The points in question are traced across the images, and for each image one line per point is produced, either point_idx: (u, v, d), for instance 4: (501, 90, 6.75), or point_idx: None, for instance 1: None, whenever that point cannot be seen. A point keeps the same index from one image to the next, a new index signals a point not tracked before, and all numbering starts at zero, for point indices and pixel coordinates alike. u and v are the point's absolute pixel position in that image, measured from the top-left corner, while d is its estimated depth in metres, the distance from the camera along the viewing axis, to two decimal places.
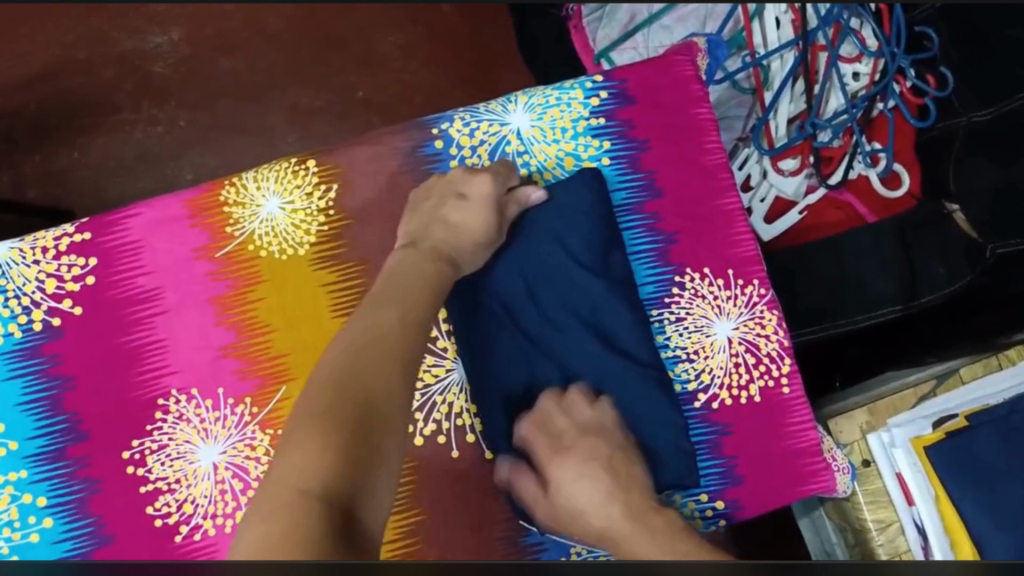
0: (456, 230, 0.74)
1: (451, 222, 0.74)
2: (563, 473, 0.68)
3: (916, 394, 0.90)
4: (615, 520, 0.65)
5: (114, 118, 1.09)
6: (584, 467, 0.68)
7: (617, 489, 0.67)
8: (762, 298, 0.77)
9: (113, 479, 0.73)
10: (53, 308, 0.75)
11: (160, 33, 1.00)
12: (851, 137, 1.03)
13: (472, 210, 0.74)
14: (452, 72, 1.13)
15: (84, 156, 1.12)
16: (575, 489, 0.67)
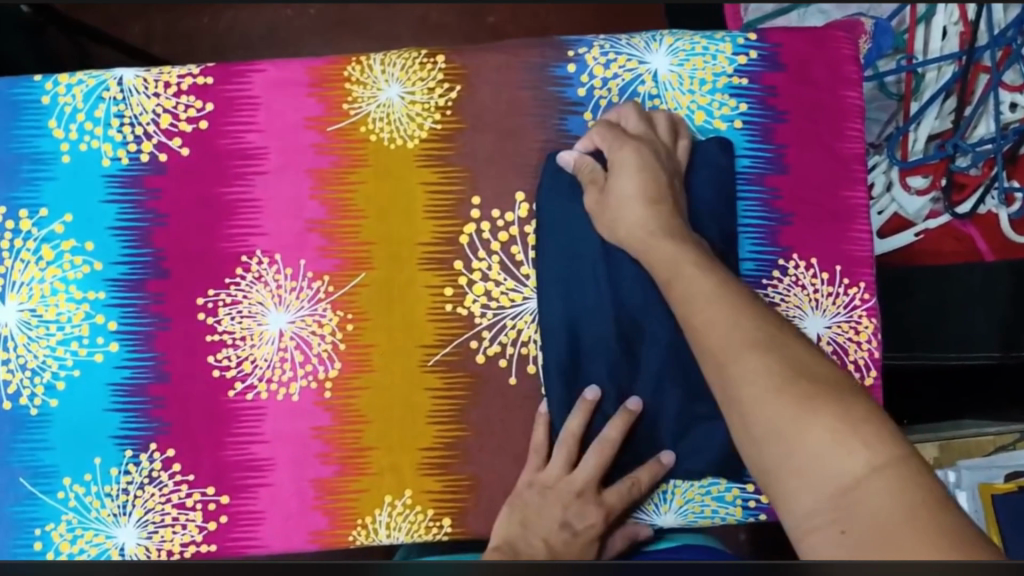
0: (570, 554, 0.66)
1: (560, 548, 0.66)
2: (625, 163, 0.70)
3: (994, 443, 0.85)
4: (655, 217, 0.68)
5: None
6: (649, 163, 0.70)
7: (664, 194, 0.70)
8: (863, 302, 0.74)
9: (183, 322, 0.75)
10: (162, 143, 0.76)
11: None
12: (990, 169, 0.96)
13: (586, 532, 0.67)
14: (582, 16, 1.10)
15: (212, 23, 1.13)
16: (630, 175, 0.70)
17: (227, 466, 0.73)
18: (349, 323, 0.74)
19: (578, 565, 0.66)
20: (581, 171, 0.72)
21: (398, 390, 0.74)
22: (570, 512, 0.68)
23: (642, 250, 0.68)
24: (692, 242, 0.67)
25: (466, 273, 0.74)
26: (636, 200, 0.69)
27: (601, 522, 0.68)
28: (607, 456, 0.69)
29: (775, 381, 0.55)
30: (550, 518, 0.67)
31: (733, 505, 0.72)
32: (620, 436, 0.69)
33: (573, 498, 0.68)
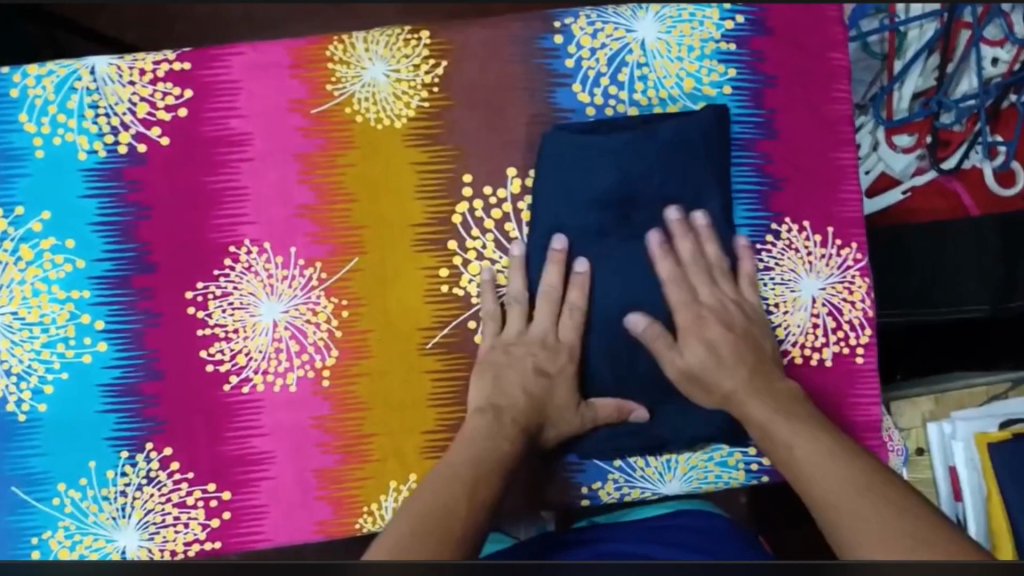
0: (552, 400, 0.72)
1: (541, 394, 0.72)
2: (695, 329, 0.72)
3: (986, 394, 0.88)
4: (742, 385, 0.71)
5: None
6: (724, 327, 0.72)
7: (750, 357, 0.72)
8: (857, 263, 0.74)
9: (173, 317, 0.73)
10: (140, 134, 0.73)
11: None
12: (974, 124, 0.96)
13: (562, 374, 0.72)
14: None
15: None
16: (700, 349, 0.72)
17: (227, 462, 0.72)
18: (344, 309, 0.73)
19: (561, 405, 0.72)
20: (676, 233, 0.73)
21: (398, 375, 0.73)
22: (542, 355, 0.72)
23: (739, 407, 0.71)
24: (791, 396, 0.70)
25: (461, 254, 0.73)
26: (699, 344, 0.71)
27: (570, 364, 0.72)
28: (555, 302, 0.72)
29: (909, 544, 0.61)
30: (523, 368, 0.72)
31: (735, 470, 0.73)
32: (583, 300, 0.72)
33: (539, 344, 0.72)
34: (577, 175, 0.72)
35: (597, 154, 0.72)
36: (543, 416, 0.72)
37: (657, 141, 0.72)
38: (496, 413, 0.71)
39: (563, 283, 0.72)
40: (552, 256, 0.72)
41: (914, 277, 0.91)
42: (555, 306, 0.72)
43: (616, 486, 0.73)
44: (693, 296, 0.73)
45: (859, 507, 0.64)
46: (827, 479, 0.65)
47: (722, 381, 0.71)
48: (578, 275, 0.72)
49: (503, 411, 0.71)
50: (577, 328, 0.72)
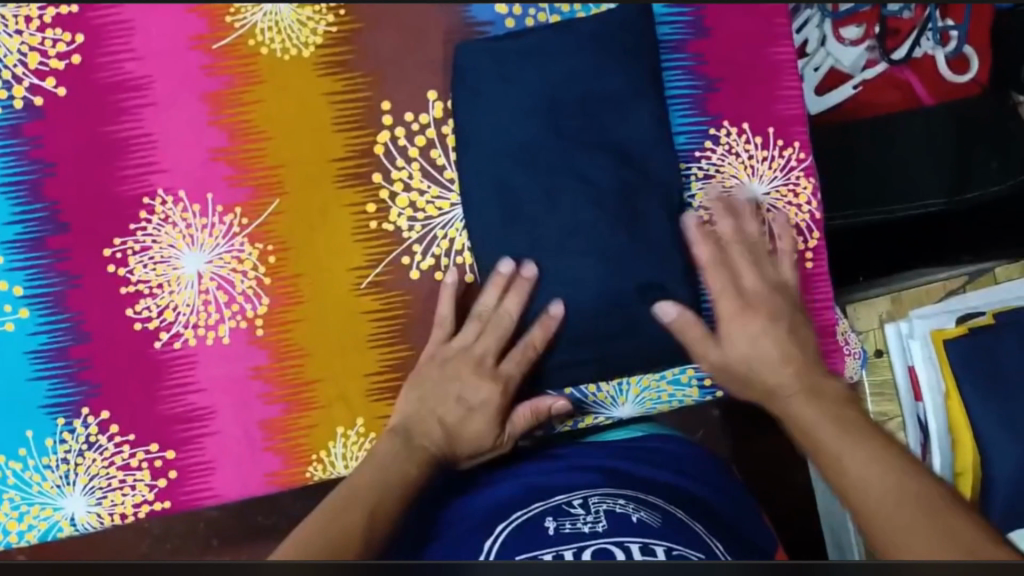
0: (465, 433, 0.66)
1: (457, 423, 0.66)
2: (739, 327, 0.69)
3: (945, 289, 0.83)
4: (788, 383, 0.67)
5: None
6: (766, 325, 0.68)
7: (793, 354, 0.68)
8: (799, 163, 0.72)
9: (93, 276, 0.70)
10: (35, 86, 0.68)
11: None
12: (922, 10, 0.91)
13: (484, 407, 0.67)
14: None
15: None
16: (755, 347, 0.68)
17: (167, 420, 0.70)
18: (271, 255, 0.70)
19: (471, 439, 0.66)
20: (699, 240, 0.69)
21: (335, 318, 0.70)
22: (467, 385, 0.68)
23: (781, 409, 0.66)
24: (840, 398, 0.66)
25: (387, 186, 0.70)
26: (760, 353, 0.68)
27: (498, 396, 0.68)
28: (501, 331, 0.68)
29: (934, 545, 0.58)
30: (443, 395, 0.68)
31: (688, 386, 0.70)
32: (544, 341, 0.68)
33: (471, 367, 0.67)
34: (489, 86, 0.68)
35: (503, 74, 0.68)
36: (461, 450, 0.66)
37: (576, 48, 0.68)
38: (407, 438, 0.66)
39: (522, 311, 0.67)
40: (496, 278, 0.68)
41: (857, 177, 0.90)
42: (502, 338, 0.68)
43: (571, 414, 0.69)
44: (735, 281, 0.69)
45: (902, 524, 0.59)
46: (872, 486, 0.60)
47: (765, 375, 0.67)
48: (524, 278, 0.68)
49: (414, 435, 0.66)
50: (518, 364, 0.68)
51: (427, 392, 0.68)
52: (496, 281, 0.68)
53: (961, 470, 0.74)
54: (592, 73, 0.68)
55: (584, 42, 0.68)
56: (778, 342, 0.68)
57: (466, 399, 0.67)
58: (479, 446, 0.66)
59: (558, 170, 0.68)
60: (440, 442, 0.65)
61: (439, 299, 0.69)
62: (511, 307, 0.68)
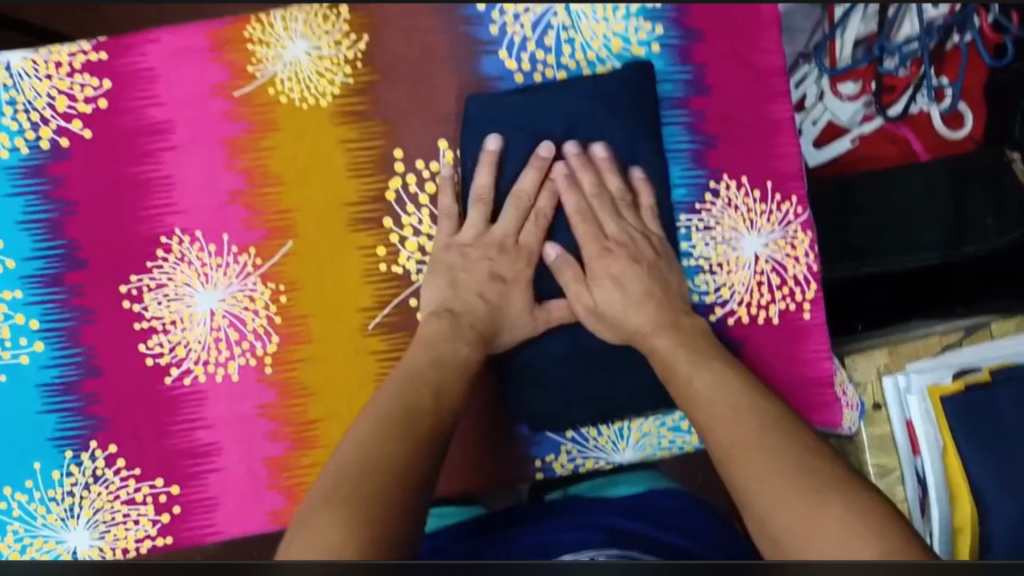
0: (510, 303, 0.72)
1: (499, 298, 0.72)
2: (603, 268, 0.73)
3: (940, 343, 0.85)
4: (652, 319, 0.72)
5: None
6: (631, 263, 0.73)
7: (654, 290, 0.73)
8: (797, 217, 0.74)
9: (108, 311, 0.72)
10: (62, 128, 0.71)
11: None
12: (918, 68, 0.94)
13: (518, 276, 0.73)
14: None
15: None
16: (608, 288, 0.72)
17: (174, 455, 0.72)
18: (282, 295, 0.72)
19: (516, 308, 0.72)
20: (569, 189, 0.73)
21: (342, 357, 0.72)
22: (498, 259, 0.73)
23: (646, 344, 0.71)
24: (699, 331, 0.72)
25: (396, 230, 0.72)
26: (626, 300, 0.72)
27: (526, 267, 0.73)
28: (524, 207, 0.72)
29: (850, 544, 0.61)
30: (478, 273, 0.72)
31: (688, 433, 0.71)
32: (573, 202, 0.73)
33: (495, 248, 0.72)
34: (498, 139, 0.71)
35: (524, 127, 0.72)
36: (502, 315, 0.71)
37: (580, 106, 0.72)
38: (451, 317, 0.71)
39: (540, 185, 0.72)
40: (535, 161, 0.72)
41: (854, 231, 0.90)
42: (525, 209, 0.72)
43: (569, 458, 0.73)
44: (600, 228, 0.73)
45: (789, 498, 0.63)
46: (723, 422, 0.67)
47: (629, 317, 0.72)
48: (543, 156, 0.72)
49: (458, 313, 0.72)
50: (559, 244, 0.73)
51: (460, 267, 0.72)
52: (536, 160, 0.72)
53: (958, 527, 0.76)
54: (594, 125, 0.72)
55: (588, 98, 0.72)
56: (641, 280, 0.73)
57: (501, 274, 0.73)
58: (518, 319, 0.71)
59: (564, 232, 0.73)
60: (481, 316, 0.71)
61: (476, 166, 0.72)
62: (542, 183, 0.72)
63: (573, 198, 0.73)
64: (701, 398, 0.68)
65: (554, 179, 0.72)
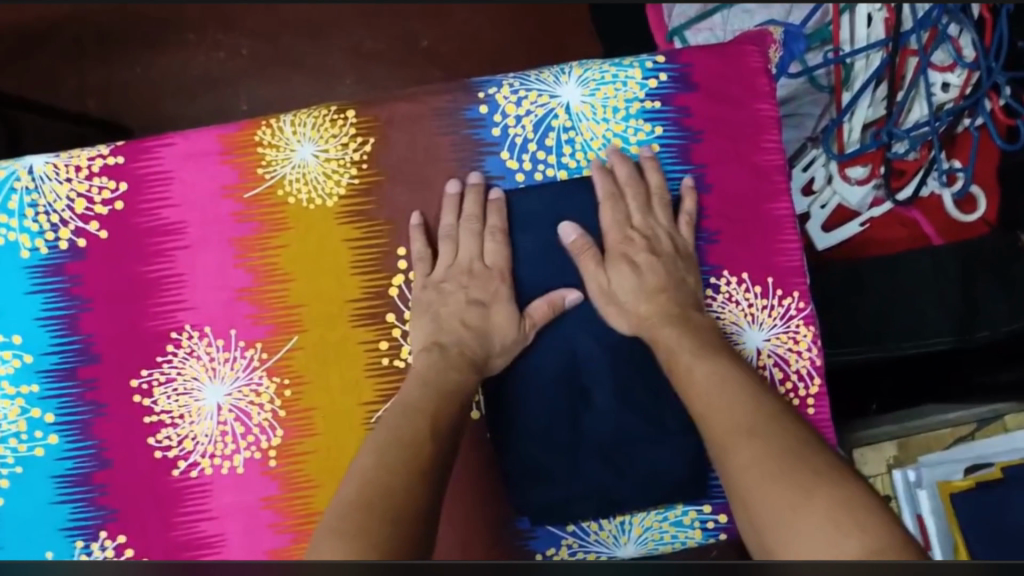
0: (491, 325, 0.72)
1: (481, 322, 0.72)
2: (621, 255, 0.74)
3: (953, 436, 0.88)
4: (658, 311, 0.71)
5: (177, 37, 1.07)
6: (649, 257, 0.73)
7: (668, 286, 0.72)
8: (799, 312, 0.74)
9: (120, 405, 0.73)
10: (80, 229, 0.74)
11: None
12: (928, 152, 0.97)
13: (496, 297, 0.73)
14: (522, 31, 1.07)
15: (145, 73, 1.08)
16: (618, 277, 0.73)
17: (179, 547, 0.72)
18: (287, 389, 0.73)
19: (499, 326, 0.72)
20: (603, 176, 0.74)
21: (343, 450, 0.73)
22: (472, 287, 0.74)
23: (653, 335, 0.70)
24: (706, 326, 0.70)
25: (400, 325, 0.74)
26: (638, 293, 0.72)
27: (502, 283, 0.74)
28: (476, 229, 0.74)
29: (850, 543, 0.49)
30: (456, 303, 0.73)
31: (691, 529, 0.72)
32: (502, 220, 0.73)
33: (466, 275, 0.74)
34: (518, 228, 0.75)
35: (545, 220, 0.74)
36: (491, 338, 0.72)
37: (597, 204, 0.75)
38: (441, 351, 0.71)
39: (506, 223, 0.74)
40: (448, 199, 0.74)
41: (864, 314, 0.90)
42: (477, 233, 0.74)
43: (571, 551, 0.73)
44: (626, 219, 0.74)
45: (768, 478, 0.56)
46: (719, 412, 0.62)
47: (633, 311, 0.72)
48: (494, 200, 0.74)
49: (448, 347, 0.71)
50: (500, 246, 0.74)
51: (439, 300, 0.73)
52: (451, 203, 0.74)
53: None
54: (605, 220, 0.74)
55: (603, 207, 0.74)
56: (655, 272, 0.73)
57: (479, 300, 0.73)
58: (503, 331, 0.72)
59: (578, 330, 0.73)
60: (473, 343, 0.72)
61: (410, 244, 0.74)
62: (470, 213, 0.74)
63: (499, 216, 0.74)
64: (699, 384, 0.65)
65: (471, 207, 0.74)
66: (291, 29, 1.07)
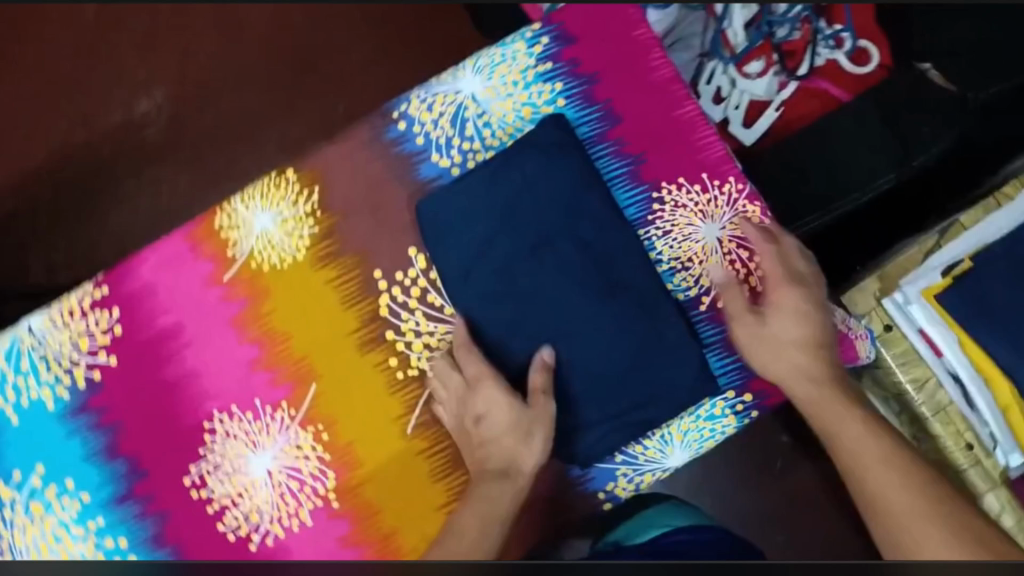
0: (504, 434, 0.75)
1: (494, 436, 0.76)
2: (789, 300, 0.77)
3: (923, 250, 0.86)
4: (809, 363, 0.76)
5: (124, 186, 1.21)
6: (809, 312, 0.77)
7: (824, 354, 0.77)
8: (741, 192, 0.80)
9: (182, 506, 0.78)
10: (91, 364, 0.79)
11: (146, 95, 1.22)
12: (809, 26, 1.04)
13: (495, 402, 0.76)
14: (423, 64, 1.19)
15: (102, 228, 1.21)
16: (789, 328, 0.77)
17: None
18: (323, 433, 0.78)
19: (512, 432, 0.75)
20: (769, 235, 0.78)
21: (391, 468, 0.77)
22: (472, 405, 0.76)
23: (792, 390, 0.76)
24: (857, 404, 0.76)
25: (400, 338, 0.79)
26: (796, 346, 0.76)
27: (496, 388, 0.76)
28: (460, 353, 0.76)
29: None
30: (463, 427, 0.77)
31: (725, 417, 0.78)
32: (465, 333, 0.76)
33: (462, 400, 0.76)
34: (454, 219, 0.77)
35: (492, 209, 0.77)
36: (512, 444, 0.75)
37: (532, 169, 0.77)
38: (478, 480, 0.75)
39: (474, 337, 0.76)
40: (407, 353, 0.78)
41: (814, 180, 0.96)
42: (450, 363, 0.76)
43: (628, 479, 0.78)
44: (790, 269, 0.78)
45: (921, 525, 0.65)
46: (879, 477, 0.70)
47: (795, 392, 0.76)
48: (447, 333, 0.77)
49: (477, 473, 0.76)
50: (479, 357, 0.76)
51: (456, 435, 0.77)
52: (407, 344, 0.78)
53: (1005, 404, 0.81)
54: (545, 166, 0.77)
55: (542, 166, 0.77)
56: (815, 320, 0.77)
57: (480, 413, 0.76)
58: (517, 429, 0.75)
59: (554, 292, 0.75)
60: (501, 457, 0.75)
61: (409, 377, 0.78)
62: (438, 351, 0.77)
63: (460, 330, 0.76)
64: (848, 441, 0.74)
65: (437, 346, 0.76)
66: (219, 142, 1.21)
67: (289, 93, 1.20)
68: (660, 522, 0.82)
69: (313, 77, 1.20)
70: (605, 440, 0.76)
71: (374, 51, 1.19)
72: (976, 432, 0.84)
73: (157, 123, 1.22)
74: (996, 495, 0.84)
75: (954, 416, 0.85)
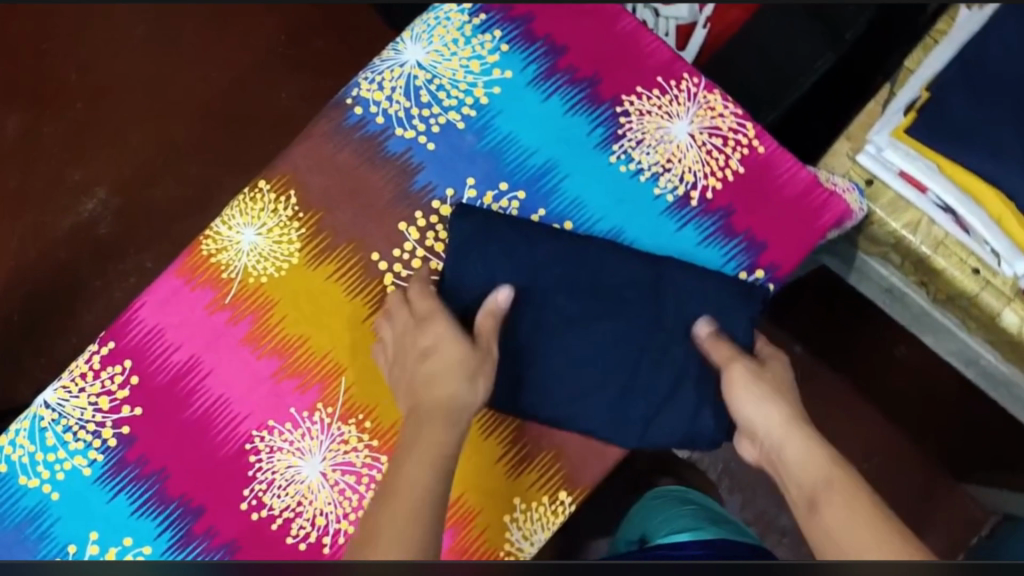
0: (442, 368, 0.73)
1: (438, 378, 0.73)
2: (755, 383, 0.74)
3: (880, 102, 0.90)
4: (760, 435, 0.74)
5: (91, 288, 1.13)
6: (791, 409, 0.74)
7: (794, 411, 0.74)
8: (698, 86, 0.83)
9: (246, 531, 0.76)
10: (117, 420, 0.78)
11: (89, 196, 1.15)
12: None
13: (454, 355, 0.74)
14: None
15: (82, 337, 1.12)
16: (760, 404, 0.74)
17: None
18: (366, 421, 0.78)
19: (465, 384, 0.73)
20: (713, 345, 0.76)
21: None
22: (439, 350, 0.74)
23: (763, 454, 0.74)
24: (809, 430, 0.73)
25: None
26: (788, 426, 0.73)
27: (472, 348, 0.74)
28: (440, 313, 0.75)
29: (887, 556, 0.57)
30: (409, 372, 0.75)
31: None
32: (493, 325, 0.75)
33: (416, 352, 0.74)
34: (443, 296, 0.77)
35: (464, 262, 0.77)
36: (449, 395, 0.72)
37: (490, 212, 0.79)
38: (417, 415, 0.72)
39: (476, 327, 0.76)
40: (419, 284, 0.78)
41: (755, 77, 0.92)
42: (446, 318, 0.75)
43: None
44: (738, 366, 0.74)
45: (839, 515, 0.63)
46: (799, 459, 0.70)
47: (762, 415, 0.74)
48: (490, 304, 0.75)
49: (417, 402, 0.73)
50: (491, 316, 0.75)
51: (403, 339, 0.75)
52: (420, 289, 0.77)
53: (998, 217, 0.79)
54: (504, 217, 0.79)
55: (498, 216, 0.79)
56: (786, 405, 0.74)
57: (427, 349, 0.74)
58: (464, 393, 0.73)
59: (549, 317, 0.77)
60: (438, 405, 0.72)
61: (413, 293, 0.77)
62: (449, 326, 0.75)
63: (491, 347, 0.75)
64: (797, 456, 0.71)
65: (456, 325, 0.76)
66: (180, 217, 1.16)
67: (232, 151, 1.18)
68: (685, 529, 0.87)
69: (253, 128, 1.19)
70: (720, 416, 0.76)
71: (302, 93, 1.19)
72: (979, 255, 0.85)
73: (108, 218, 1.15)
74: (1013, 311, 0.85)
75: (954, 248, 0.86)
